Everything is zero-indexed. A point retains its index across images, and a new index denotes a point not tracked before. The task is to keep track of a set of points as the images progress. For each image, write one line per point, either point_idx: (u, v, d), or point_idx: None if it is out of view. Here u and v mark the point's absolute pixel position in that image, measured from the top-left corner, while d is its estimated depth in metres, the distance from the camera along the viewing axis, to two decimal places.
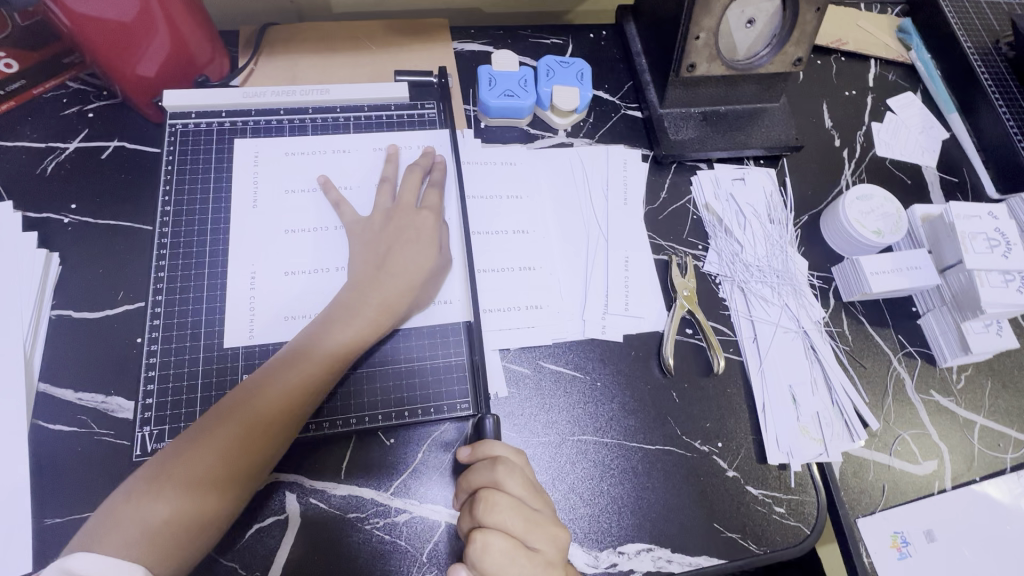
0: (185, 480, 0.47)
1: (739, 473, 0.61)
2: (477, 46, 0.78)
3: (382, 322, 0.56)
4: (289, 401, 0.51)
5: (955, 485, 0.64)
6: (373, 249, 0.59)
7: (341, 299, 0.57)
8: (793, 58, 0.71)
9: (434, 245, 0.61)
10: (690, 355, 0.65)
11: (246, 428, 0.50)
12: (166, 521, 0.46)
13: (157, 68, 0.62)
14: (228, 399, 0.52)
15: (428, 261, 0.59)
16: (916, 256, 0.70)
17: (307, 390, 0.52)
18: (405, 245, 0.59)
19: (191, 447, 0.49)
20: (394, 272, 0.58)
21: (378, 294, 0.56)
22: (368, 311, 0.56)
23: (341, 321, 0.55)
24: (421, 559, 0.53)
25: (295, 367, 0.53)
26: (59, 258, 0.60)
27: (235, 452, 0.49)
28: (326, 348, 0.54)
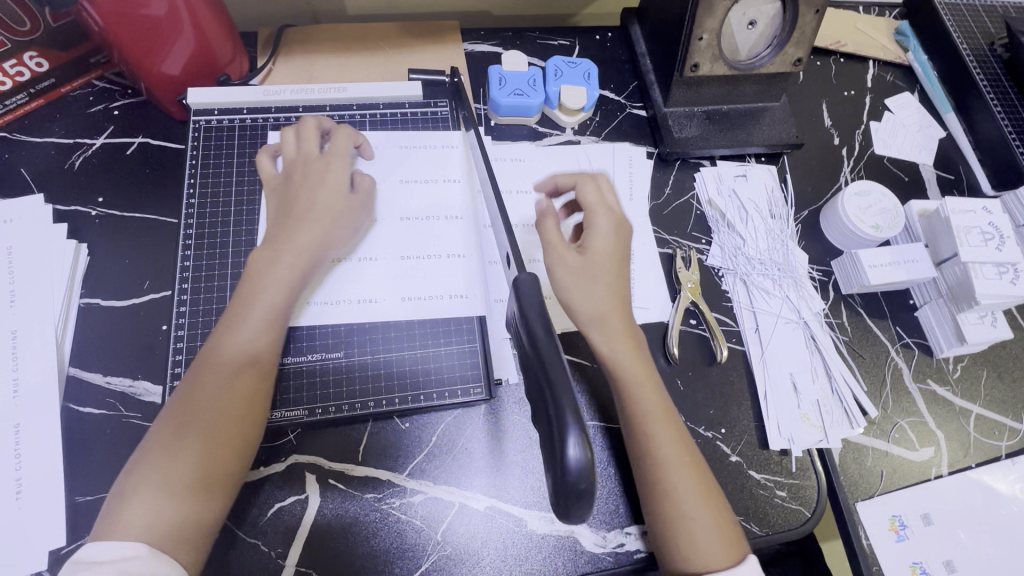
0: (163, 470, 0.47)
1: (742, 458, 0.63)
2: (487, 47, 0.81)
3: (302, 268, 0.56)
4: (226, 367, 0.51)
5: (952, 471, 0.66)
6: (285, 200, 0.59)
7: (260, 257, 0.56)
8: (793, 59, 0.73)
9: (344, 191, 0.61)
10: (694, 344, 0.68)
11: (206, 408, 0.49)
12: (156, 511, 0.46)
13: (181, 67, 0.65)
14: (180, 390, 0.51)
15: (337, 205, 0.59)
16: (913, 250, 0.72)
17: (237, 355, 0.52)
18: (313, 190, 0.59)
19: (157, 440, 0.48)
20: (304, 215, 0.58)
21: (293, 240, 0.56)
22: (283, 265, 0.55)
23: (260, 281, 0.55)
24: (435, 537, 0.55)
25: (236, 343, 0.52)
26: (87, 249, 0.62)
27: (201, 434, 0.48)
28: (249, 311, 0.53)
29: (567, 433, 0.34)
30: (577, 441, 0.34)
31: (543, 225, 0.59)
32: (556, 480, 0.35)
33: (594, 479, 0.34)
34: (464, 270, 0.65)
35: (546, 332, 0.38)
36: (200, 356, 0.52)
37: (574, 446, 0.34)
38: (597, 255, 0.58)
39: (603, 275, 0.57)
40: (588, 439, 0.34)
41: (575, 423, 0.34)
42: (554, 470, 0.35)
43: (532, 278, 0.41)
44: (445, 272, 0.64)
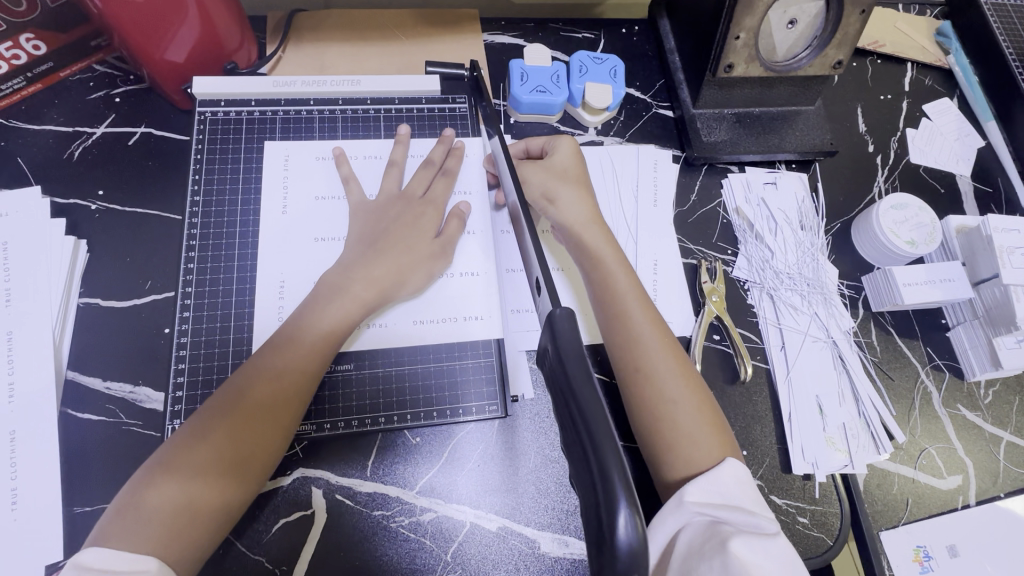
0: (191, 464, 0.46)
1: (763, 482, 0.61)
2: (508, 39, 0.77)
3: (368, 301, 0.56)
4: (288, 377, 0.51)
5: (979, 501, 0.64)
6: (373, 228, 0.60)
7: (330, 278, 0.57)
8: (833, 62, 0.69)
9: (431, 236, 0.61)
10: (717, 361, 0.65)
11: (250, 408, 0.49)
12: (176, 507, 0.45)
13: (186, 54, 0.61)
14: (228, 382, 0.51)
15: (427, 249, 0.60)
16: (948, 268, 0.68)
17: (303, 368, 0.52)
18: (403, 231, 0.60)
19: (195, 430, 0.48)
20: (392, 251, 0.58)
21: (369, 271, 0.57)
22: (357, 290, 0.56)
23: (333, 298, 0.55)
24: (445, 558, 0.53)
25: (290, 346, 0.52)
26: (86, 246, 0.59)
27: (239, 435, 0.48)
28: (320, 324, 0.54)
29: (615, 508, 0.28)
30: (627, 519, 0.28)
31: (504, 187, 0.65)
32: (602, 563, 0.29)
33: (648, 567, 0.28)
34: (480, 285, 0.62)
35: (585, 376, 0.32)
36: (262, 349, 0.52)
37: (624, 527, 0.28)
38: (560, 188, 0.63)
39: (573, 180, 0.64)
40: (640, 518, 0.28)
41: (625, 497, 0.28)
42: (599, 552, 0.29)
43: (567, 312, 0.36)
44: (462, 287, 0.62)
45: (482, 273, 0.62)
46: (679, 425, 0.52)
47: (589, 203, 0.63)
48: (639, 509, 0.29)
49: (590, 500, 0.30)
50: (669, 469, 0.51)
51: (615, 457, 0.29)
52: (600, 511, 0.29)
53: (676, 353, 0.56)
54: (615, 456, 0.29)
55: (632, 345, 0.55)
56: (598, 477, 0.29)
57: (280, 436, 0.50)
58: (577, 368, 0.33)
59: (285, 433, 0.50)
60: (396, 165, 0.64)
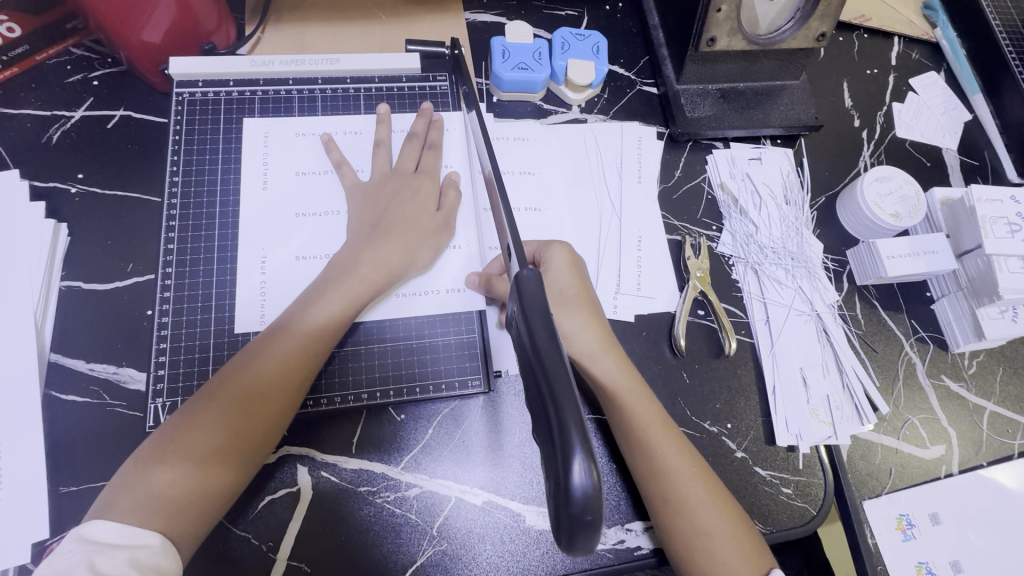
0: (192, 446, 0.47)
1: (747, 454, 0.61)
2: (490, 16, 0.76)
3: (375, 284, 0.56)
4: (295, 360, 0.51)
5: (962, 470, 0.64)
6: (373, 209, 0.60)
7: (337, 261, 0.57)
8: (817, 33, 0.68)
9: (431, 209, 0.61)
10: (702, 337, 0.65)
11: (250, 393, 0.49)
12: (177, 486, 0.45)
13: (162, 35, 0.61)
14: (229, 365, 0.51)
15: (430, 224, 0.60)
16: (933, 240, 0.68)
17: (310, 351, 0.52)
18: (402, 206, 0.60)
19: (195, 413, 0.48)
20: (394, 233, 0.58)
21: (376, 253, 0.57)
22: (363, 273, 0.56)
23: (339, 282, 0.55)
24: (431, 533, 0.54)
25: (290, 333, 0.52)
26: (67, 229, 0.59)
27: (238, 418, 0.48)
28: (327, 307, 0.54)
29: (571, 452, 0.28)
30: (582, 466, 0.28)
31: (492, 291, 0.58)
32: (558, 513, 0.29)
33: (603, 513, 0.28)
34: (463, 264, 0.62)
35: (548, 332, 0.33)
36: (268, 331, 0.53)
37: (579, 472, 0.28)
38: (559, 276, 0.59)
39: (574, 300, 0.58)
40: (596, 464, 0.28)
41: (581, 441, 0.28)
42: (555, 503, 0.29)
43: (534, 274, 0.36)
44: (445, 268, 0.62)
45: (463, 250, 0.63)
46: (700, 526, 0.51)
47: (594, 322, 0.58)
48: (595, 457, 0.29)
49: (548, 449, 0.30)
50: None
51: (571, 403, 0.30)
52: (555, 459, 0.29)
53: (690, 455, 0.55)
54: (571, 400, 0.30)
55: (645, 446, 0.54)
56: (554, 423, 0.29)
57: (280, 420, 0.50)
58: (541, 324, 0.33)
59: (284, 418, 0.51)
60: (384, 144, 0.64)
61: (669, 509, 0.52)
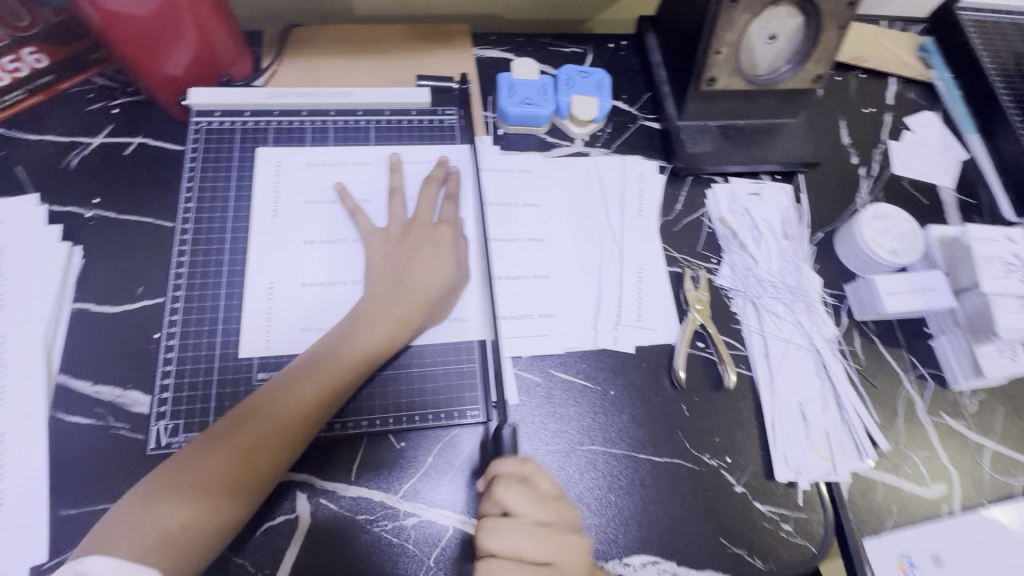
0: (206, 478, 0.48)
1: (747, 489, 0.61)
2: (498, 53, 0.79)
3: (397, 335, 0.57)
4: (313, 405, 0.52)
5: (964, 509, 0.64)
6: (394, 261, 0.60)
7: (361, 307, 0.58)
8: (813, 75, 0.71)
9: (452, 265, 0.60)
10: (702, 370, 0.65)
11: (270, 430, 0.50)
12: (191, 519, 0.46)
13: (184, 67, 0.63)
14: (249, 402, 0.52)
15: (450, 277, 0.60)
16: (931, 277, 0.69)
17: (329, 397, 0.53)
18: (422, 262, 0.60)
19: (213, 444, 0.49)
20: (413, 289, 0.58)
21: (399, 303, 0.57)
22: (386, 323, 0.56)
23: (363, 328, 0.56)
24: (428, 563, 0.54)
25: (313, 377, 0.53)
26: (81, 252, 0.61)
27: (255, 454, 0.49)
28: (352, 354, 0.55)
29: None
30: None
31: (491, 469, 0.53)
32: None
33: None
34: (466, 294, 0.63)
35: None
36: (291, 371, 0.54)
37: None
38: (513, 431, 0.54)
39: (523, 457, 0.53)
40: None
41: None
42: None
43: None
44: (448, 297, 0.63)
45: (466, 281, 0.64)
46: None
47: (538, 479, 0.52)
48: None
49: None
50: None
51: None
52: None
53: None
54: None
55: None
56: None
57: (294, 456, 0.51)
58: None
59: (294, 457, 0.52)
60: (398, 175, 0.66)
61: None
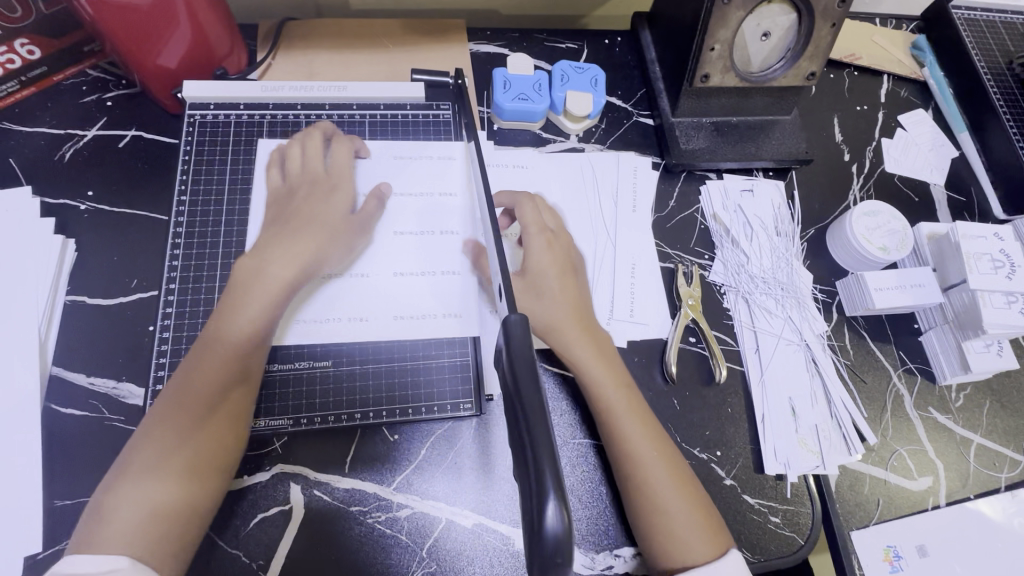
0: (147, 465, 0.48)
1: (736, 482, 0.62)
2: (493, 48, 0.79)
3: (287, 289, 0.58)
4: (220, 368, 0.53)
5: (949, 502, 0.65)
6: (282, 214, 0.62)
7: (244, 270, 0.59)
8: (806, 73, 0.71)
9: (344, 212, 0.63)
10: (694, 364, 0.66)
11: (190, 408, 0.51)
12: (145, 502, 0.46)
13: (178, 60, 0.63)
14: (169, 389, 0.53)
15: (403, 257, 0.64)
16: (921, 274, 0.70)
17: (229, 358, 0.54)
18: (314, 210, 0.62)
19: (148, 434, 0.50)
20: (311, 231, 0.60)
21: (281, 252, 0.59)
22: (268, 280, 0.58)
23: (249, 292, 0.57)
24: (421, 554, 0.54)
25: (207, 350, 0.54)
26: (75, 245, 0.61)
27: (188, 432, 0.50)
28: (235, 317, 0.56)
29: (545, 499, 0.31)
30: (555, 511, 0.31)
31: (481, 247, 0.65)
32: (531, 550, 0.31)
33: (572, 554, 0.31)
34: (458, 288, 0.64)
35: (528, 375, 0.36)
36: (192, 352, 0.54)
37: (552, 517, 0.30)
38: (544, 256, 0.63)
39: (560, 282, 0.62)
40: (566, 510, 0.31)
41: (553, 490, 0.31)
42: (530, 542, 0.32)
43: (521, 319, 0.38)
44: (440, 291, 0.63)
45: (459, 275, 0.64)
46: (674, 522, 0.53)
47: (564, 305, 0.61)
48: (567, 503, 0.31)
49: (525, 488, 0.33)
50: (666, 566, 0.52)
51: (547, 452, 0.32)
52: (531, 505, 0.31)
53: (655, 432, 0.57)
54: (546, 445, 0.33)
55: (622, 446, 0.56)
56: (531, 471, 0.32)
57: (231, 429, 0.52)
58: (524, 368, 0.36)
59: (235, 422, 0.53)
60: None
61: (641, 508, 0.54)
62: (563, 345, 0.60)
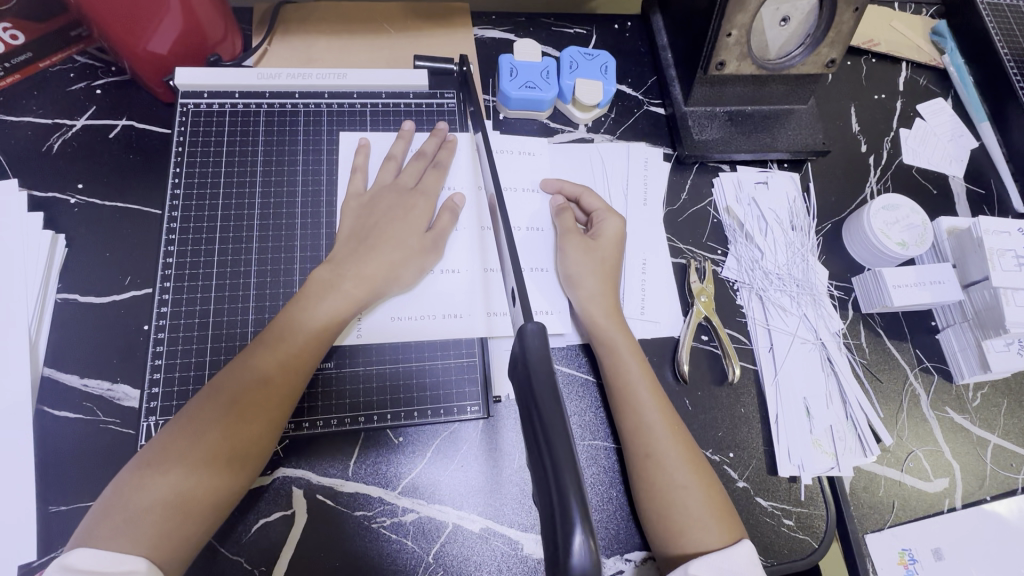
0: (192, 450, 0.46)
1: (749, 484, 0.60)
2: (499, 33, 0.76)
3: (357, 300, 0.55)
4: (281, 369, 0.51)
5: (965, 504, 0.63)
6: (365, 223, 0.59)
7: (320, 275, 0.56)
8: (826, 60, 0.68)
9: (419, 230, 0.60)
10: (706, 363, 0.64)
11: (248, 394, 0.49)
12: (183, 487, 0.45)
13: (169, 46, 0.60)
14: (217, 380, 0.50)
15: (420, 246, 0.59)
16: (940, 270, 0.68)
17: (296, 362, 0.51)
18: (392, 221, 0.59)
19: (199, 413, 0.48)
20: (385, 249, 0.58)
21: (359, 268, 0.56)
22: (346, 288, 0.55)
23: (320, 295, 0.55)
24: (427, 560, 0.53)
25: (270, 346, 0.51)
26: (65, 241, 0.58)
27: (238, 420, 0.48)
28: (307, 321, 0.53)
29: (570, 525, 0.28)
30: (582, 538, 0.28)
31: (559, 220, 0.65)
32: None
33: None
34: (464, 286, 0.62)
35: (548, 384, 0.33)
36: (253, 344, 0.52)
37: (578, 546, 0.27)
38: (606, 243, 0.63)
39: (604, 267, 0.62)
40: (594, 537, 0.28)
41: (579, 513, 0.28)
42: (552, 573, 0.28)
43: (539, 329, 0.36)
44: (445, 290, 0.61)
45: (464, 273, 0.62)
46: (690, 521, 0.51)
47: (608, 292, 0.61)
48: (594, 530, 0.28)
49: (546, 511, 0.30)
50: (676, 553, 0.50)
51: (571, 470, 0.29)
52: (554, 531, 0.28)
53: (673, 417, 0.56)
54: (569, 460, 0.30)
55: (646, 438, 0.54)
56: (554, 490, 0.29)
57: (276, 421, 0.50)
58: (541, 375, 0.34)
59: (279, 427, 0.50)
60: (393, 158, 0.63)
61: (657, 509, 0.52)
62: (602, 333, 0.59)
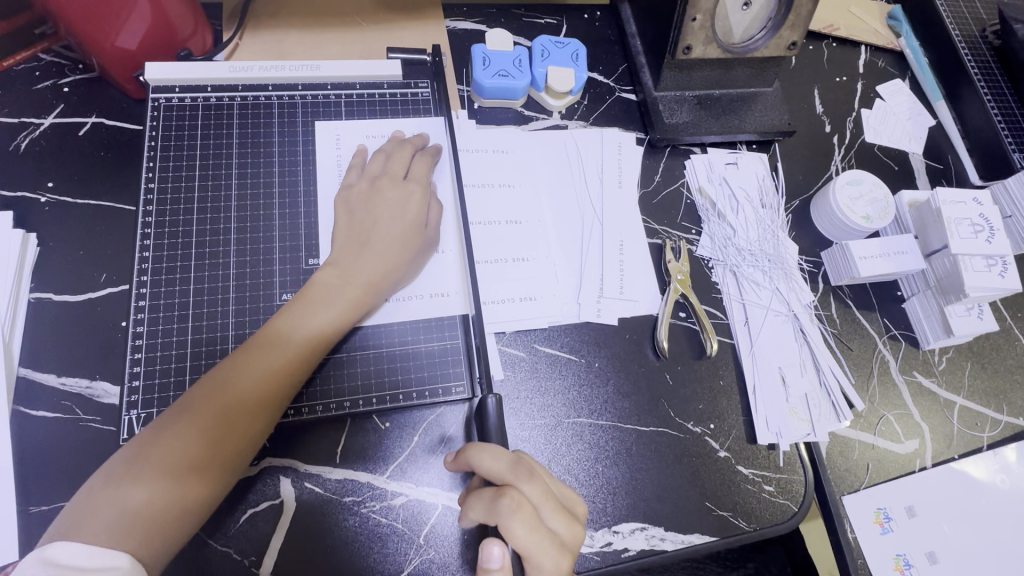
0: (165, 466, 0.45)
1: (730, 453, 0.62)
2: (471, 24, 0.77)
3: (360, 299, 0.55)
4: (279, 370, 0.50)
5: (935, 463, 0.66)
6: (357, 217, 0.59)
7: (325, 273, 0.56)
8: (788, 42, 0.71)
9: (420, 224, 0.60)
10: (684, 338, 0.66)
11: (225, 415, 0.48)
12: (151, 504, 0.44)
13: (138, 42, 0.60)
14: (211, 376, 0.50)
15: (407, 220, 0.59)
16: (902, 241, 0.71)
17: (293, 363, 0.51)
18: (373, 206, 0.60)
19: (172, 429, 0.47)
20: (372, 241, 0.58)
21: (364, 266, 0.56)
22: (348, 287, 0.55)
23: (325, 296, 0.54)
24: (418, 541, 0.53)
25: (270, 347, 0.51)
26: (37, 240, 0.57)
27: (235, 417, 0.48)
28: (308, 322, 0.53)
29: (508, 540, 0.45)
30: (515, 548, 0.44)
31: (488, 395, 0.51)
32: None
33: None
34: (445, 269, 0.62)
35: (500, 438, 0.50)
36: (251, 342, 0.52)
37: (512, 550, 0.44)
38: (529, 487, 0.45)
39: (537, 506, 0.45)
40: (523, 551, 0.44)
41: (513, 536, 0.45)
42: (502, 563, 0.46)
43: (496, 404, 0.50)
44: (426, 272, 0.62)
45: (448, 254, 0.63)
46: None
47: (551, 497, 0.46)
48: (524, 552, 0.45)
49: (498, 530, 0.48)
50: None
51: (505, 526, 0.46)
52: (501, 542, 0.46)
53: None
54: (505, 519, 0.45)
55: None
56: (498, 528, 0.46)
57: (254, 438, 0.49)
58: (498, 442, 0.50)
59: (271, 424, 0.50)
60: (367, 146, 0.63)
61: None
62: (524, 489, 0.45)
